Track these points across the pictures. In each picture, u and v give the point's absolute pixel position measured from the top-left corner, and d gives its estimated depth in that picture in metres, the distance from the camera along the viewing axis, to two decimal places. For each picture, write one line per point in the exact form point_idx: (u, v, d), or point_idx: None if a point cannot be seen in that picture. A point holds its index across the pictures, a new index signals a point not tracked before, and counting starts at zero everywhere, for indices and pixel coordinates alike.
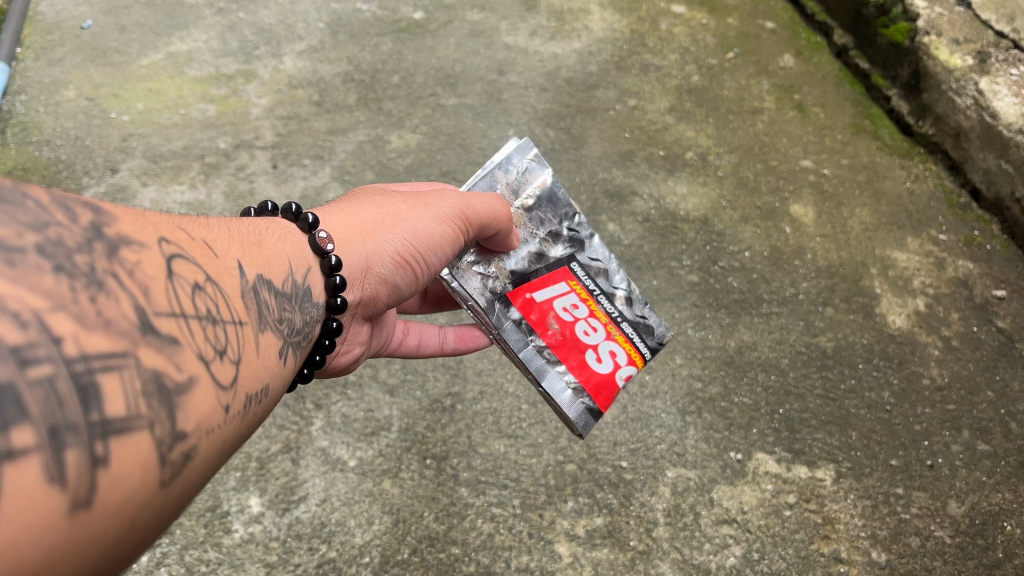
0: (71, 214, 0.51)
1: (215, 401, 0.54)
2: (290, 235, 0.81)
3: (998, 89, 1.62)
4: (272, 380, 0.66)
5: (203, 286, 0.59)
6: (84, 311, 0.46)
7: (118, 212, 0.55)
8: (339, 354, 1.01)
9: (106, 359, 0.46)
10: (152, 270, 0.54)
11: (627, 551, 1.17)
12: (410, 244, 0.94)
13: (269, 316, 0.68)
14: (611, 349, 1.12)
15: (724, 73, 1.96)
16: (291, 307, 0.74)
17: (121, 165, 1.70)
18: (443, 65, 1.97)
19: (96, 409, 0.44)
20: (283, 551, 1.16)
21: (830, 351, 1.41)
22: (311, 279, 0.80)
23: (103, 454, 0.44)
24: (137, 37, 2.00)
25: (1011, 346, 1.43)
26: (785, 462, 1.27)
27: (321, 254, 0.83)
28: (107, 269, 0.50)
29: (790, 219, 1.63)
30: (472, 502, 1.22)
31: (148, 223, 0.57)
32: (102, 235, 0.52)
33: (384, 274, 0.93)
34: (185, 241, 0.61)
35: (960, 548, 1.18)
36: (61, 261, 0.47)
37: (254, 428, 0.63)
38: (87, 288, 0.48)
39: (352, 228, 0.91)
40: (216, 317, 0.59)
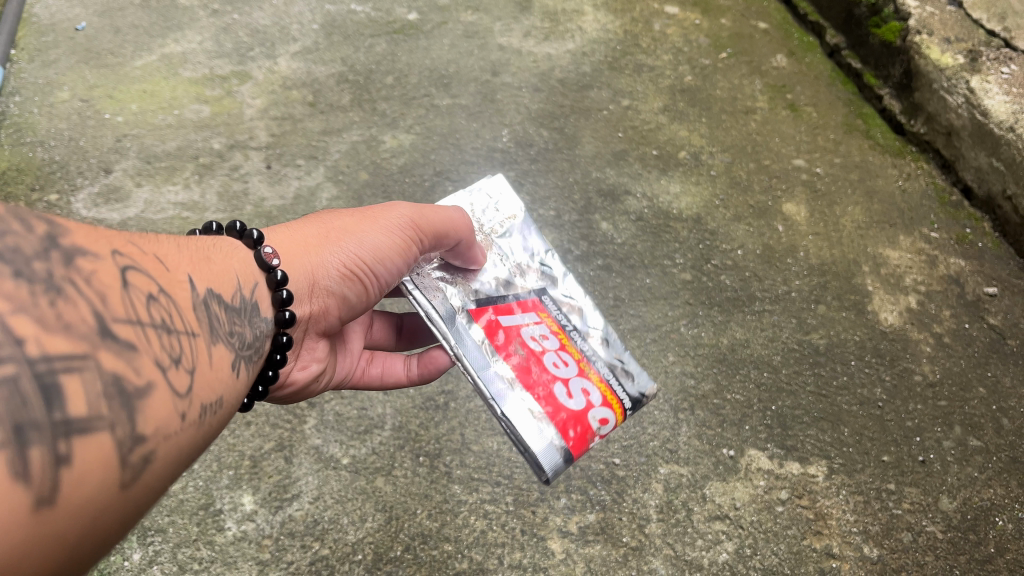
0: (26, 224, 0.53)
1: (174, 407, 0.57)
2: (234, 250, 0.82)
3: (989, 87, 1.64)
4: (231, 391, 0.69)
5: (157, 296, 0.61)
6: (45, 314, 0.49)
7: (75, 225, 0.57)
8: (293, 368, 0.99)
9: (67, 361, 0.49)
10: (108, 278, 0.56)
11: (620, 547, 1.17)
12: (357, 257, 0.94)
13: (220, 328, 0.70)
14: (584, 387, 1.04)
15: (717, 73, 1.97)
16: (241, 321, 0.76)
17: (115, 165, 1.70)
18: (437, 65, 1.98)
19: (59, 409, 0.47)
20: (276, 549, 1.16)
21: (823, 348, 1.41)
22: (258, 293, 0.82)
23: (66, 453, 0.47)
24: (131, 38, 2.01)
25: (1003, 343, 1.43)
26: (778, 458, 1.27)
27: (266, 269, 0.84)
28: (64, 276, 0.52)
29: (782, 217, 1.64)
30: (465, 499, 1.22)
31: (103, 235, 0.60)
32: (59, 244, 0.54)
33: (332, 288, 0.94)
34: (138, 253, 0.62)
35: (952, 543, 1.19)
36: (21, 268, 0.50)
37: (215, 435, 0.65)
38: (47, 292, 0.50)
39: (297, 244, 0.92)
40: (172, 326, 0.61)
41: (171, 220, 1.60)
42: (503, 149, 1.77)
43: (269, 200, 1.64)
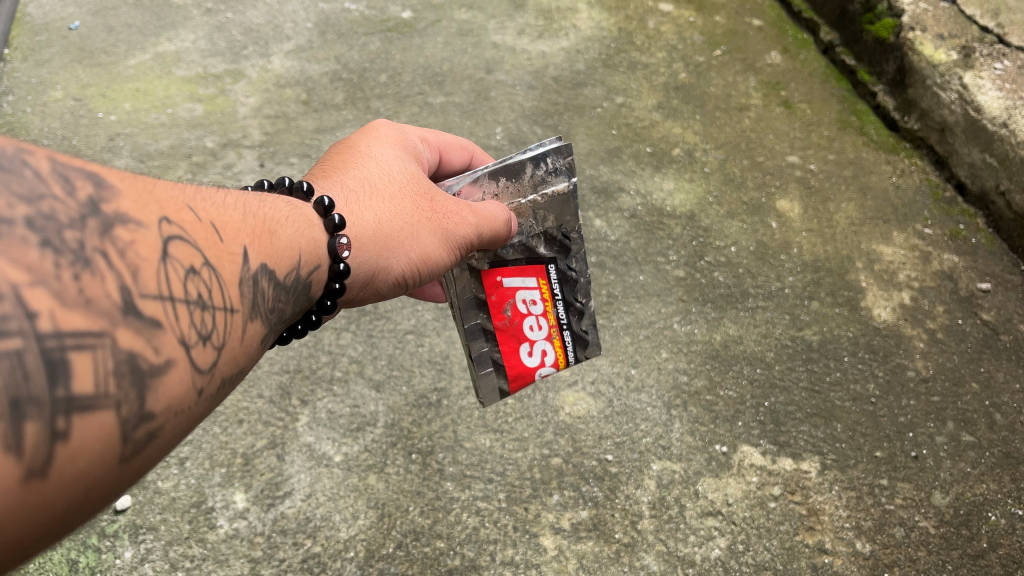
0: (70, 187, 0.51)
1: (191, 388, 0.54)
2: (305, 220, 0.79)
3: (982, 83, 1.63)
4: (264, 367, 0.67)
5: (198, 270, 0.57)
6: (65, 288, 0.46)
7: (124, 186, 0.55)
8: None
9: (81, 338, 0.46)
10: (146, 249, 0.53)
11: (612, 544, 1.17)
12: (427, 262, 0.91)
13: (264, 305, 0.66)
14: (544, 347, 1.06)
15: (712, 70, 1.97)
16: (290, 298, 0.72)
17: (108, 164, 1.70)
18: (431, 64, 1.98)
19: (63, 385, 0.44)
20: (268, 547, 1.16)
21: (816, 344, 1.41)
22: (315, 277, 0.77)
23: (64, 429, 0.44)
24: (124, 37, 2.01)
25: (996, 338, 1.43)
26: (771, 454, 1.27)
27: (331, 244, 0.80)
28: (97, 246, 0.50)
29: (776, 214, 1.64)
30: (457, 496, 1.22)
31: (153, 200, 0.57)
32: (98, 211, 0.51)
33: (387, 284, 0.90)
34: (190, 222, 0.59)
35: (945, 539, 1.19)
36: (50, 235, 0.47)
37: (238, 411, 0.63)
38: (73, 264, 0.47)
39: (373, 231, 0.88)
40: (212, 302, 0.58)
41: None
42: (497, 146, 1.77)
43: None
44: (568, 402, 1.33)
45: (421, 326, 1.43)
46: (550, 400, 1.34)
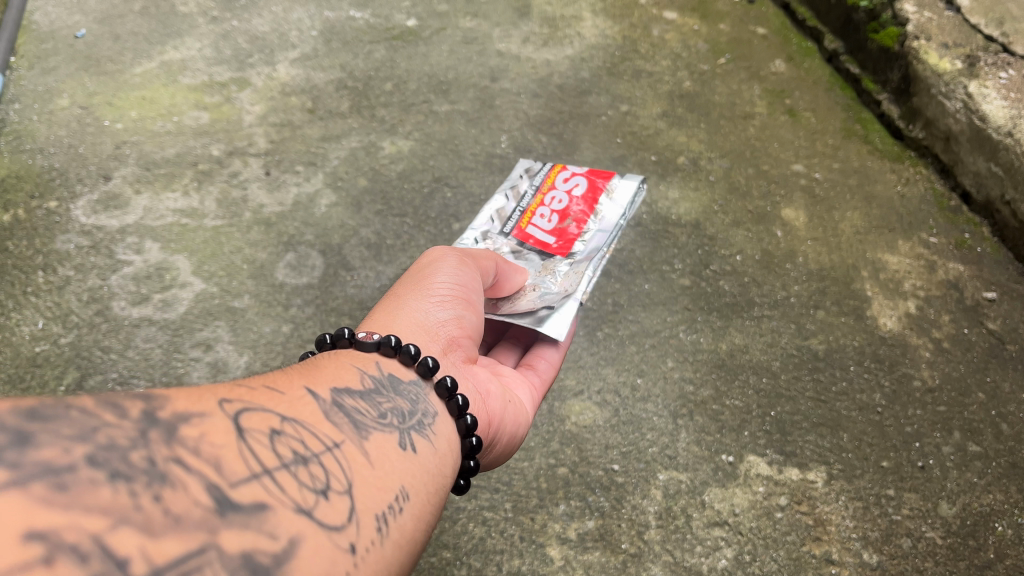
0: (120, 411, 0.56)
1: (327, 549, 0.59)
2: (341, 353, 0.87)
3: (987, 92, 1.63)
4: (402, 480, 0.73)
5: (274, 438, 0.64)
6: (150, 517, 0.50)
7: (171, 393, 0.60)
8: (484, 398, 1.00)
9: (188, 562, 0.49)
10: (218, 439, 0.59)
11: (618, 554, 1.17)
12: (436, 291, 1.03)
13: (358, 433, 0.73)
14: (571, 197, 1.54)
15: (716, 79, 1.97)
16: (382, 404, 0.81)
17: (114, 172, 1.70)
18: (436, 72, 1.98)
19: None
20: None
21: (822, 353, 1.41)
22: (389, 368, 0.87)
23: None
24: (130, 45, 2.01)
25: (1002, 348, 1.43)
26: (777, 464, 1.27)
27: (379, 344, 0.88)
28: (168, 456, 0.55)
29: (781, 222, 1.64)
30: (464, 506, 1.22)
31: (203, 392, 0.63)
32: (155, 422, 0.57)
33: (444, 317, 1.01)
34: (246, 397, 0.67)
35: (952, 549, 1.18)
36: (117, 465, 0.52)
37: (400, 548, 0.68)
38: (149, 486, 0.52)
39: (387, 313, 0.99)
40: (304, 455, 0.65)
41: (170, 227, 1.60)
42: (502, 155, 1.77)
43: (268, 206, 1.65)
44: (573, 411, 1.33)
45: None
46: (557, 409, 1.34)
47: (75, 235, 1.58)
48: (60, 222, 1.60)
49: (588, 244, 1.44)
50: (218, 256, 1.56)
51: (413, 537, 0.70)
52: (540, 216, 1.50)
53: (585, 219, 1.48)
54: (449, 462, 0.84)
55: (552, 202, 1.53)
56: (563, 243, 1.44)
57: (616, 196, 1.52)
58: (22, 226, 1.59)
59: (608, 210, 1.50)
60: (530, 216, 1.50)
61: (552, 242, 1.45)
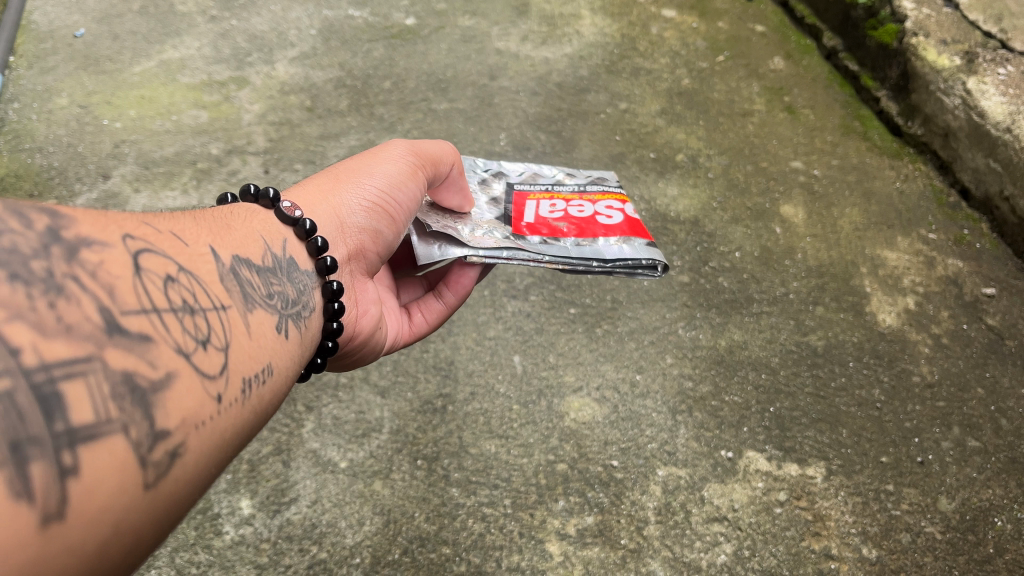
0: (25, 221, 0.51)
1: (198, 392, 0.55)
2: (254, 217, 0.82)
3: (985, 88, 1.63)
4: (274, 356, 0.69)
5: (175, 278, 0.60)
6: (43, 319, 0.46)
7: (78, 214, 0.55)
8: (358, 315, 0.98)
9: (69, 366, 0.46)
10: (117, 268, 0.54)
11: (618, 550, 1.17)
12: (377, 191, 0.99)
13: (253, 297, 0.70)
14: (607, 206, 1.32)
15: (714, 76, 1.97)
16: (279, 282, 0.77)
17: (113, 171, 1.71)
18: (435, 70, 1.98)
19: (60, 419, 0.45)
20: (273, 553, 1.16)
21: (821, 349, 1.41)
22: (292, 250, 0.83)
23: (71, 463, 0.44)
24: (129, 45, 2.01)
25: (1001, 344, 1.43)
26: (775, 460, 1.27)
27: (295, 223, 0.85)
28: (67, 273, 0.50)
29: (779, 219, 1.64)
30: (463, 502, 1.22)
31: (111, 222, 0.58)
32: (60, 238, 0.52)
33: (361, 224, 0.97)
34: (152, 235, 0.62)
35: (951, 544, 1.18)
36: (17, 268, 0.48)
37: (258, 414, 0.64)
38: (46, 293, 0.48)
39: (313, 193, 0.96)
40: (194, 305, 0.60)
41: None
42: (501, 152, 1.77)
43: None
44: (573, 408, 1.33)
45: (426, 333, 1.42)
46: (556, 405, 1.34)
47: None
48: None
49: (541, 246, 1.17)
50: None
51: (271, 409, 0.67)
52: (550, 204, 1.31)
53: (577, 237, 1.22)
54: (308, 348, 0.80)
55: (578, 207, 1.30)
56: (528, 227, 1.23)
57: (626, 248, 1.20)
58: None
59: (601, 248, 1.19)
60: (552, 196, 1.33)
61: (523, 221, 1.25)
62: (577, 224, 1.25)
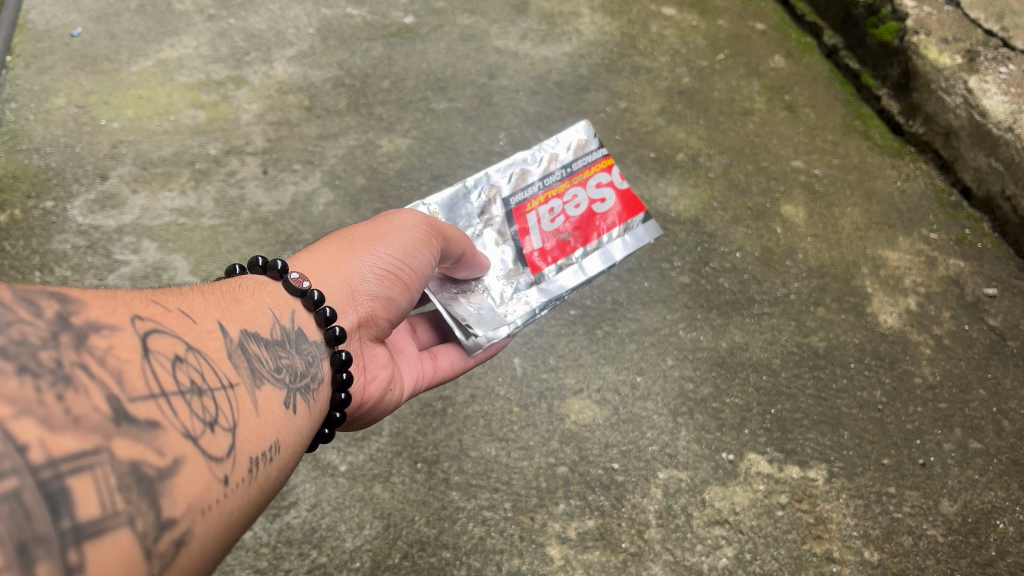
0: (35, 309, 0.53)
1: (204, 476, 0.57)
2: (263, 287, 0.86)
3: (987, 87, 1.62)
4: (281, 433, 0.72)
5: (183, 360, 0.62)
6: (51, 412, 0.49)
7: (88, 297, 0.58)
8: (365, 381, 1.04)
9: (76, 460, 0.48)
10: (125, 353, 0.57)
11: (619, 553, 1.17)
12: (389, 259, 1.03)
13: (260, 372, 0.73)
14: (594, 183, 1.46)
15: (715, 75, 1.96)
16: (285, 354, 0.80)
17: (111, 172, 1.70)
18: (433, 69, 1.97)
19: (68, 516, 0.46)
20: (274, 557, 1.16)
21: (823, 351, 1.41)
22: (298, 320, 0.87)
23: (78, 563, 0.45)
24: (126, 44, 2.00)
25: (1003, 344, 1.43)
26: (777, 462, 1.27)
27: (303, 294, 0.89)
28: (75, 360, 0.53)
29: (780, 219, 1.63)
30: (463, 505, 1.21)
31: (119, 303, 0.61)
32: (69, 324, 0.54)
33: (372, 292, 1.01)
34: (160, 315, 0.64)
35: (953, 547, 1.18)
36: (27, 360, 0.50)
37: (262, 493, 0.66)
38: (54, 384, 0.50)
39: (327, 259, 0.99)
40: (200, 386, 0.62)
41: (168, 227, 1.60)
42: (500, 152, 1.77)
43: (266, 205, 1.64)
44: (573, 410, 1.33)
45: None
46: (556, 407, 1.33)
47: (73, 235, 1.57)
48: (57, 222, 1.59)
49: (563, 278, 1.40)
50: (216, 255, 1.55)
51: (274, 488, 0.69)
52: (549, 208, 1.42)
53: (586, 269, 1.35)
54: (314, 423, 0.83)
55: (573, 200, 1.44)
56: (544, 257, 1.40)
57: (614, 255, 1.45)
58: (19, 226, 1.59)
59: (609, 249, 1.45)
60: (540, 202, 1.42)
61: (534, 251, 1.39)
62: (580, 226, 1.43)
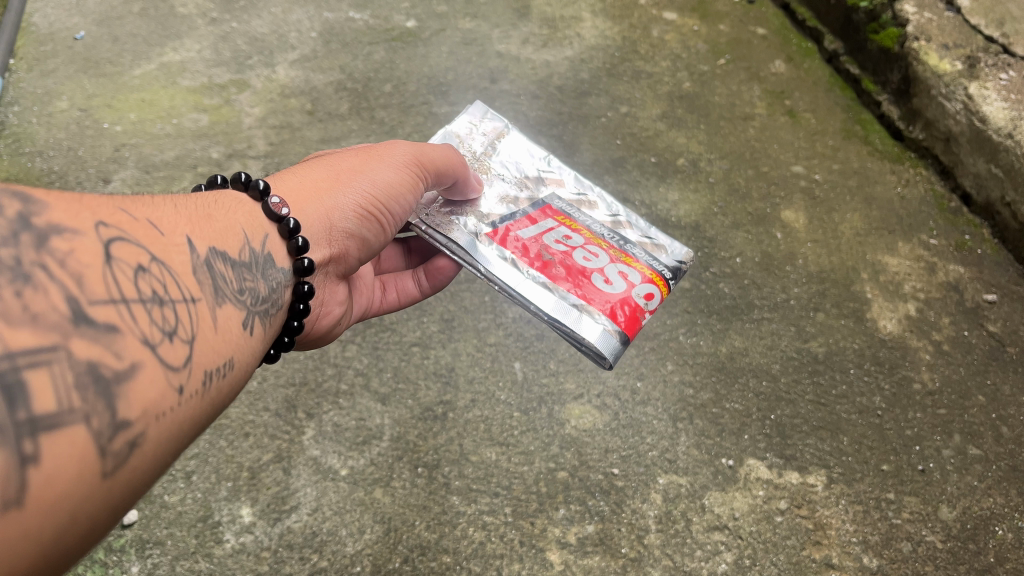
0: None
1: (161, 382, 0.57)
2: (239, 207, 0.84)
3: (987, 93, 1.63)
4: (239, 350, 0.71)
5: (147, 268, 0.62)
6: (9, 308, 0.49)
7: (52, 199, 0.57)
8: (318, 315, 1.04)
9: (33, 355, 0.49)
10: (88, 257, 0.57)
11: (618, 558, 1.17)
12: (370, 196, 1.00)
13: (225, 289, 0.72)
14: (619, 272, 1.17)
15: (715, 79, 1.97)
16: (251, 275, 0.79)
17: (114, 175, 1.71)
18: (435, 73, 1.98)
19: (23, 407, 0.47)
20: (275, 561, 1.17)
21: (822, 356, 1.41)
22: (270, 245, 0.85)
23: (32, 452, 0.47)
24: (129, 47, 2.01)
25: (1002, 350, 1.43)
26: (777, 468, 1.27)
27: (279, 221, 0.87)
28: (35, 260, 0.53)
29: (781, 224, 1.64)
30: (463, 510, 1.22)
31: (85, 208, 0.60)
32: (30, 224, 0.54)
33: (349, 228, 0.98)
34: (126, 222, 0.63)
35: (951, 553, 1.18)
36: None
37: (218, 405, 0.66)
38: (13, 281, 0.50)
39: (309, 190, 0.97)
40: (163, 296, 0.62)
41: None
42: None
43: None
44: (573, 415, 1.33)
45: (426, 338, 1.42)
46: (556, 412, 1.34)
47: None
48: None
49: (503, 266, 1.15)
50: None
51: (231, 401, 0.69)
52: (567, 236, 1.23)
53: (550, 279, 1.15)
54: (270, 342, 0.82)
55: (592, 256, 1.19)
56: (513, 241, 1.19)
57: (573, 313, 1.10)
58: None
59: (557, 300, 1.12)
60: (575, 231, 1.24)
61: (516, 234, 1.21)
62: (563, 269, 1.16)
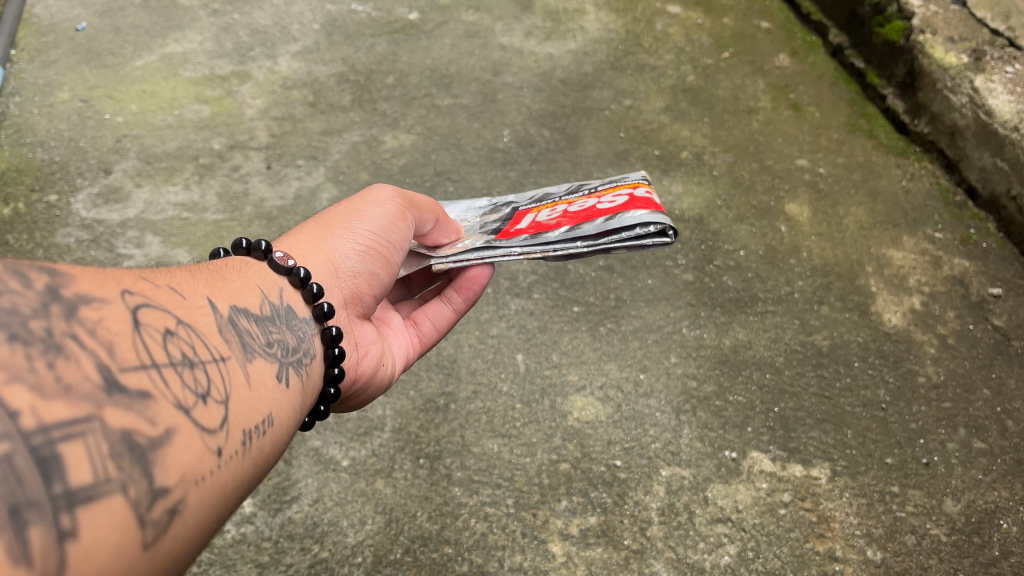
0: (25, 280, 0.53)
1: (196, 446, 0.56)
2: (248, 267, 0.82)
3: (993, 86, 1.62)
4: (274, 406, 0.70)
5: (174, 332, 0.61)
6: (41, 380, 0.48)
7: (78, 271, 0.57)
8: (358, 357, 0.99)
9: (68, 427, 0.48)
10: (117, 324, 0.56)
11: (621, 550, 1.16)
12: (366, 233, 1.00)
13: (252, 346, 0.71)
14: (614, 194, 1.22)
15: (719, 73, 1.96)
16: (278, 329, 0.79)
17: (115, 166, 1.70)
18: (438, 65, 1.97)
19: (59, 480, 0.46)
20: (275, 552, 1.16)
21: (826, 349, 1.40)
22: (287, 298, 0.84)
23: (70, 526, 0.45)
24: (131, 38, 2.00)
25: (1007, 344, 1.42)
26: (780, 461, 1.26)
27: (289, 272, 0.85)
28: (66, 331, 0.52)
29: (785, 218, 1.63)
30: (465, 501, 1.21)
31: (110, 277, 0.59)
32: (59, 296, 0.53)
33: (355, 268, 0.97)
34: (151, 289, 0.63)
35: (956, 546, 1.17)
36: (17, 329, 0.49)
37: (257, 465, 0.64)
38: (45, 353, 0.50)
39: (305, 241, 0.96)
40: (192, 358, 0.61)
41: (172, 221, 1.59)
42: (504, 149, 1.76)
43: (269, 200, 1.64)
44: (576, 407, 1.33)
45: None
46: (559, 404, 1.33)
47: (76, 229, 1.57)
48: (61, 216, 1.59)
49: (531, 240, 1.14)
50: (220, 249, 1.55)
51: (270, 459, 0.67)
52: (551, 209, 1.25)
53: (573, 224, 1.15)
54: (309, 395, 0.80)
55: (586, 202, 1.23)
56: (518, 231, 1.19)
57: (608, 224, 1.10)
58: (21, 219, 1.58)
59: (595, 227, 1.11)
60: (553, 203, 1.28)
61: (513, 228, 1.21)
62: (577, 215, 1.17)
